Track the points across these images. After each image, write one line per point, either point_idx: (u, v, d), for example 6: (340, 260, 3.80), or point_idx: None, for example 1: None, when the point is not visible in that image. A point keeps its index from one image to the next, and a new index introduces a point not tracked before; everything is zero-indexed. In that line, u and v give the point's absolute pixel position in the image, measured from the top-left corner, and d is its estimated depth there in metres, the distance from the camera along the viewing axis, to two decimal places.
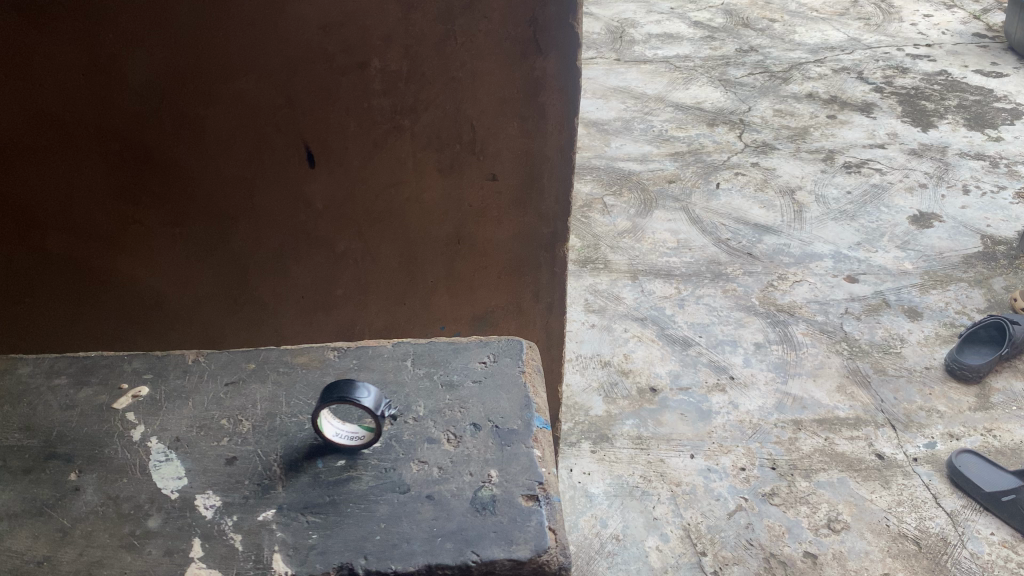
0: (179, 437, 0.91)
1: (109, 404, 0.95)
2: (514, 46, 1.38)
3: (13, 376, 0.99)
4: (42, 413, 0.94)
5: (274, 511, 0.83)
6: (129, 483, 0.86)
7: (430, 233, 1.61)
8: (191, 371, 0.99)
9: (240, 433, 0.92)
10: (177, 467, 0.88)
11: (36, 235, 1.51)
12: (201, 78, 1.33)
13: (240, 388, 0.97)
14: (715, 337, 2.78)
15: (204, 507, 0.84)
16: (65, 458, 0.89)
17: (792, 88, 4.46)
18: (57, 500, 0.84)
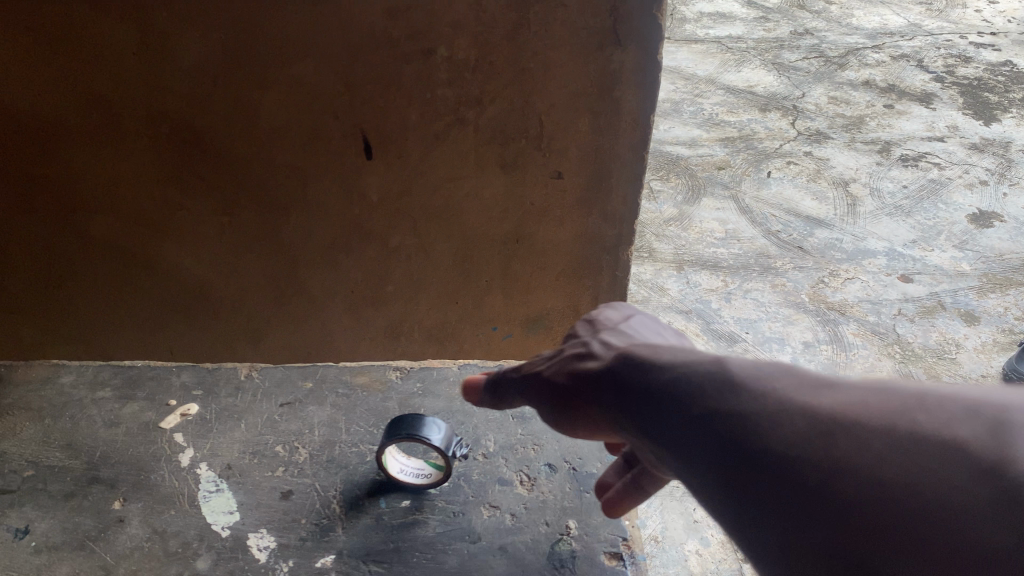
0: (231, 465, 0.88)
1: (156, 422, 0.93)
2: (591, 37, 1.28)
3: (56, 387, 0.98)
4: (89, 432, 0.92)
5: (333, 557, 0.79)
6: (177, 517, 0.82)
7: (488, 231, 1.52)
8: (244, 389, 0.98)
9: (296, 463, 0.89)
10: (228, 500, 0.85)
11: (80, 218, 1.45)
12: (258, 62, 1.25)
13: (296, 410, 0.95)
14: (762, 334, 2.68)
15: (258, 549, 0.80)
16: (110, 484, 0.86)
17: (849, 73, 4.25)
18: (101, 532, 0.81)
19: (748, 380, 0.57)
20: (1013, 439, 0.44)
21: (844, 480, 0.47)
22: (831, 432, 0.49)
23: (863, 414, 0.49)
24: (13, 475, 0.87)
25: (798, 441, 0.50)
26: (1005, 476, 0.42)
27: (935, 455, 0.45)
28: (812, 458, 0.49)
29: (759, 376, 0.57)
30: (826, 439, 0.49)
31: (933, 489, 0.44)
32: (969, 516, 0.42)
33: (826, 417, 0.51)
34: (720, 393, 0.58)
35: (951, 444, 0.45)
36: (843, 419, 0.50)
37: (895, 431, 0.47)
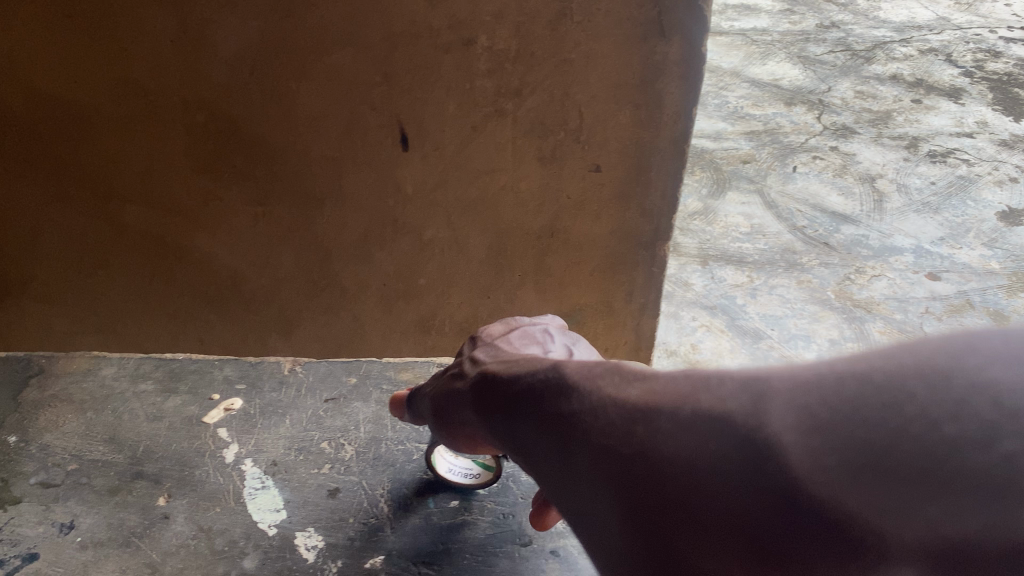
0: (277, 464, 0.91)
1: (201, 417, 0.99)
2: (635, 27, 1.25)
3: (98, 380, 1.05)
4: (134, 428, 0.98)
5: (383, 558, 0.80)
6: (223, 515, 0.85)
7: (523, 224, 1.50)
8: (288, 383, 1.04)
9: (343, 461, 0.92)
10: (274, 499, 0.87)
11: (113, 207, 1.43)
12: (296, 50, 1.23)
13: (341, 406, 1.00)
14: (787, 332, 2.62)
15: (306, 549, 0.81)
16: (154, 480, 0.90)
17: (876, 68, 4.17)
18: (146, 529, 0.84)
19: (579, 384, 0.67)
20: (771, 410, 0.49)
21: (643, 463, 0.56)
22: (635, 420, 0.58)
23: (655, 401, 0.58)
24: (59, 469, 0.92)
25: (611, 433, 0.60)
26: (766, 447, 0.48)
27: (696, 440, 0.53)
28: (621, 447, 0.58)
29: (586, 378, 0.67)
30: (628, 429, 0.59)
31: (710, 462, 0.51)
32: (739, 490, 0.49)
33: (633, 405, 0.59)
34: (557, 402, 0.68)
35: (725, 421, 0.51)
36: (642, 411, 0.58)
37: (677, 414, 0.55)
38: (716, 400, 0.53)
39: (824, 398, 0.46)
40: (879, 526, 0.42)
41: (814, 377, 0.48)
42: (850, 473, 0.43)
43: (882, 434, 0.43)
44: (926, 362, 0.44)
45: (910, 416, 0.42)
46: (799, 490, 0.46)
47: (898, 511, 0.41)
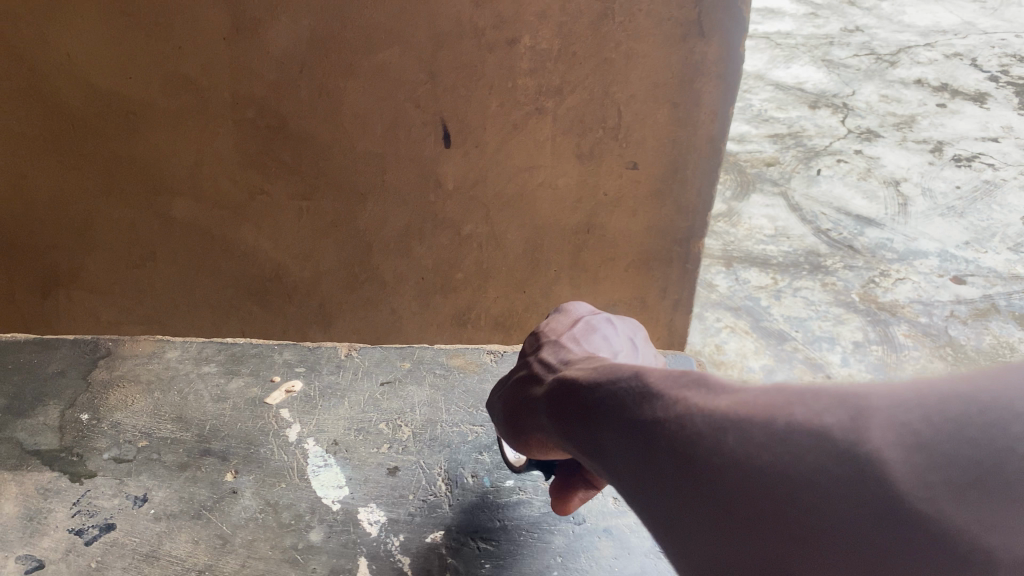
0: (337, 441, 1.05)
1: (261, 399, 1.14)
2: (675, 27, 1.28)
3: (162, 361, 1.21)
4: (200, 408, 1.11)
5: (441, 534, 0.92)
6: (289, 490, 0.97)
7: (561, 220, 1.53)
8: (344, 366, 1.20)
9: (400, 440, 1.05)
10: (336, 475, 0.99)
11: (161, 200, 1.46)
12: (344, 48, 1.26)
13: (398, 389, 1.15)
14: (812, 334, 2.67)
15: (368, 523, 0.93)
16: (220, 459, 1.02)
17: (900, 72, 4.16)
18: (217, 503, 0.95)
19: (662, 390, 0.61)
20: (870, 425, 0.44)
21: (734, 471, 0.49)
22: (722, 429, 0.51)
23: (746, 411, 0.51)
24: (130, 446, 1.05)
25: (697, 439, 0.53)
26: (864, 461, 0.43)
27: (800, 448, 0.46)
28: (707, 455, 0.51)
29: (671, 387, 0.60)
30: (716, 437, 0.51)
31: (805, 470, 0.45)
32: (843, 505, 0.43)
33: (723, 416, 0.52)
34: (635, 408, 0.62)
35: (825, 435, 0.46)
36: (729, 417, 0.52)
37: (759, 430, 0.49)
38: (813, 414, 0.47)
39: (924, 417, 0.43)
40: (989, 534, 0.39)
41: (912, 399, 0.45)
42: (957, 488, 0.40)
43: (983, 453, 0.41)
44: (1014, 384, 0.43)
45: (1013, 438, 0.40)
46: (907, 500, 0.41)
47: (1003, 528, 0.39)
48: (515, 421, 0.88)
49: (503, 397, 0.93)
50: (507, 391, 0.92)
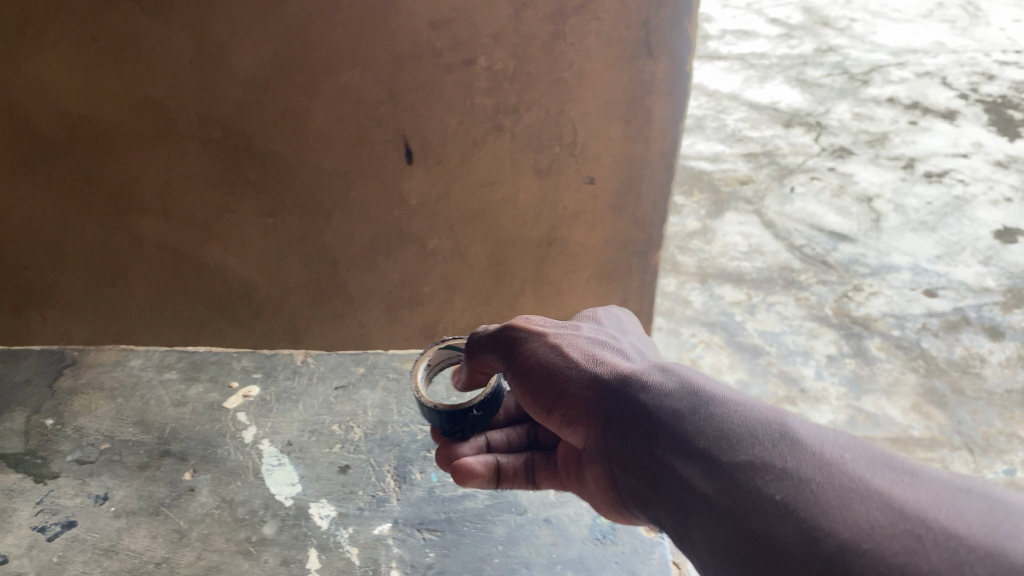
0: (291, 442, 1.36)
1: (222, 401, 1.45)
2: (625, 47, 1.34)
3: (127, 370, 1.51)
4: (161, 412, 1.43)
5: (390, 528, 1.21)
6: (244, 488, 1.27)
7: (522, 234, 1.58)
8: (299, 371, 1.52)
9: (352, 440, 1.37)
10: (290, 474, 1.30)
11: (132, 219, 1.51)
12: (307, 70, 1.32)
13: (349, 391, 1.48)
14: (786, 348, 2.69)
15: (320, 518, 1.23)
16: (179, 457, 1.33)
17: (873, 91, 4.21)
18: (173, 501, 1.25)
19: (817, 450, 0.74)
20: None
21: (894, 542, 0.63)
22: (897, 512, 0.65)
23: (930, 506, 0.65)
24: (94, 449, 1.35)
25: (864, 503, 0.67)
26: None
27: (979, 554, 0.59)
28: (871, 522, 0.65)
29: (823, 444, 0.75)
30: (889, 513, 0.65)
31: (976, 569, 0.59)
32: None
33: (896, 500, 0.66)
34: (779, 451, 0.76)
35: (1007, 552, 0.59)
36: (905, 508, 0.65)
37: (969, 555, 0.60)
38: (975, 519, 0.62)
39: None
40: None
41: None
42: None
43: None
44: None
45: None
46: None
47: None
48: (577, 397, 1.00)
49: (556, 365, 1.04)
50: (564, 362, 1.03)
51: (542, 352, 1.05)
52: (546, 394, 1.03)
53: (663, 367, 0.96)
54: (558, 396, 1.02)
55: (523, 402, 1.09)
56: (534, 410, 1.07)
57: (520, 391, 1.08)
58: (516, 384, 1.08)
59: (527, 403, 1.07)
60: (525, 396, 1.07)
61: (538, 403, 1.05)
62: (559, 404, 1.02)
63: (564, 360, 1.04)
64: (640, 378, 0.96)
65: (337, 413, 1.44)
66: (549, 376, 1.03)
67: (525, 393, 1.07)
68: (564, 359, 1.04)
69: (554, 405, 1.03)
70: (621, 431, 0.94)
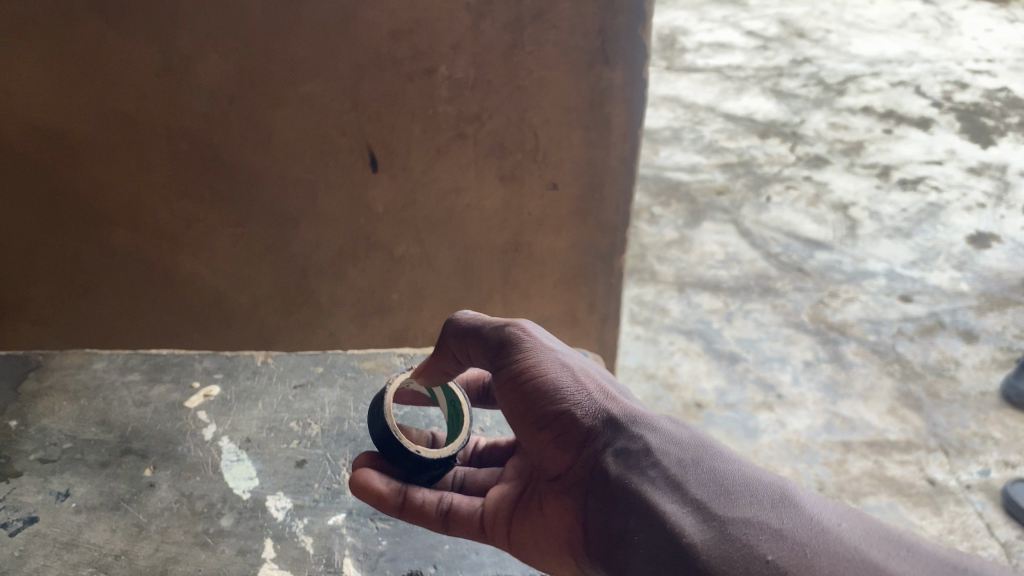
0: (249, 438, 1.29)
1: (184, 401, 1.36)
2: (582, 55, 1.39)
3: (89, 373, 1.40)
4: (123, 412, 1.33)
5: (344, 518, 1.16)
6: (201, 483, 1.21)
7: (488, 240, 1.61)
8: (258, 373, 1.43)
9: (308, 435, 1.30)
10: (247, 468, 1.24)
11: (101, 232, 1.54)
12: (271, 81, 1.35)
13: (307, 389, 1.40)
14: (763, 354, 2.64)
15: (276, 510, 1.17)
16: (140, 454, 1.25)
17: (848, 100, 4.25)
18: (134, 495, 1.18)
19: (819, 520, 0.81)
20: None
21: None
22: None
23: None
24: (56, 449, 1.26)
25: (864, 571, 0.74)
26: None
27: None
28: None
29: (824, 515, 0.82)
30: None
31: None
32: None
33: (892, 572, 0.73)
34: (783, 515, 0.82)
35: None
36: None
37: None
38: None
39: None
40: None
41: None
42: None
43: None
44: None
45: None
46: None
47: None
48: (581, 422, 0.99)
49: (565, 384, 1.01)
50: (573, 383, 1.01)
51: (555, 367, 1.01)
52: (547, 410, 1.00)
53: (665, 415, 0.99)
54: (551, 416, 1.01)
55: (508, 408, 1.04)
56: (520, 420, 1.03)
57: (513, 397, 1.02)
58: (509, 387, 1.02)
59: (516, 410, 1.03)
60: (519, 403, 1.02)
61: (532, 414, 1.01)
62: (551, 424, 1.01)
63: (572, 380, 1.01)
64: (646, 421, 0.98)
65: (295, 411, 1.36)
66: (559, 393, 1.00)
67: (519, 400, 1.02)
68: (572, 379, 1.02)
69: (549, 422, 1.00)
70: (619, 466, 0.95)
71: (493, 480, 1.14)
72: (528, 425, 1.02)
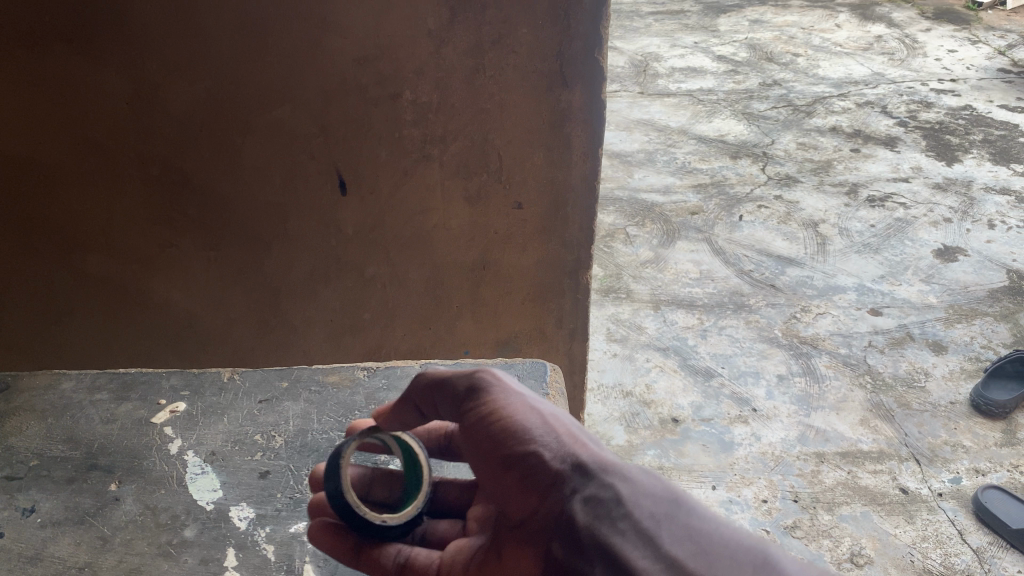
0: (214, 451, 1.33)
1: (149, 419, 1.40)
2: (542, 79, 1.42)
3: (59, 391, 1.46)
4: (89, 429, 1.38)
5: (304, 525, 1.19)
6: (166, 496, 1.26)
7: (457, 258, 1.64)
8: (226, 389, 1.46)
9: (272, 448, 1.33)
10: (212, 480, 1.28)
11: (77, 256, 1.58)
12: (240, 109, 1.39)
13: (272, 404, 1.43)
14: (737, 369, 2.63)
15: (239, 519, 1.21)
16: (106, 470, 1.30)
17: (816, 121, 4.32)
18: (98, 510, 1.24)
19: None
20: None
21: None
22: None
23: None
24: (22, 465, 1.32)
25: None
26: None
27: None
28: None
29: None
30: None
31: None
32: None
33: None
34: None
35: None
36: None
37: None
38: None
39: None
40: None
41: None
42: None
43: None
44: None
45: None
46: None
47: None
48: (546, 466, 0.84)
49: (531, 423, 0.86)
50: (541, 423, 0.86)
51: (522, 405, 0.87)
52: (509, 451, 0.85)
53: (640, 467, 0.86)
54: (512, 457, 0.85)
55: (464, 449, 0.88)
56: (476, 462, 0.87)
57: (472, 437, 0.87)
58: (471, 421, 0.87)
59: (472, 451, 0.87)
60: (478, 443, 0.86)
61: (491, 455, 0.86)
62: (512, 467, 0.84)
63: (539, 419, 0.86)
64: (617, 469, 0.85)
65: (260, 425, 1.39)
66: (524, 431, 0.85)
67: (479, 439, 0.87)
68: (539, 418, 0.86)
69: (509, 464, 0.85)
70: (587, 516, 0.81)
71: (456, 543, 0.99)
72: (484, 467, 0.87)
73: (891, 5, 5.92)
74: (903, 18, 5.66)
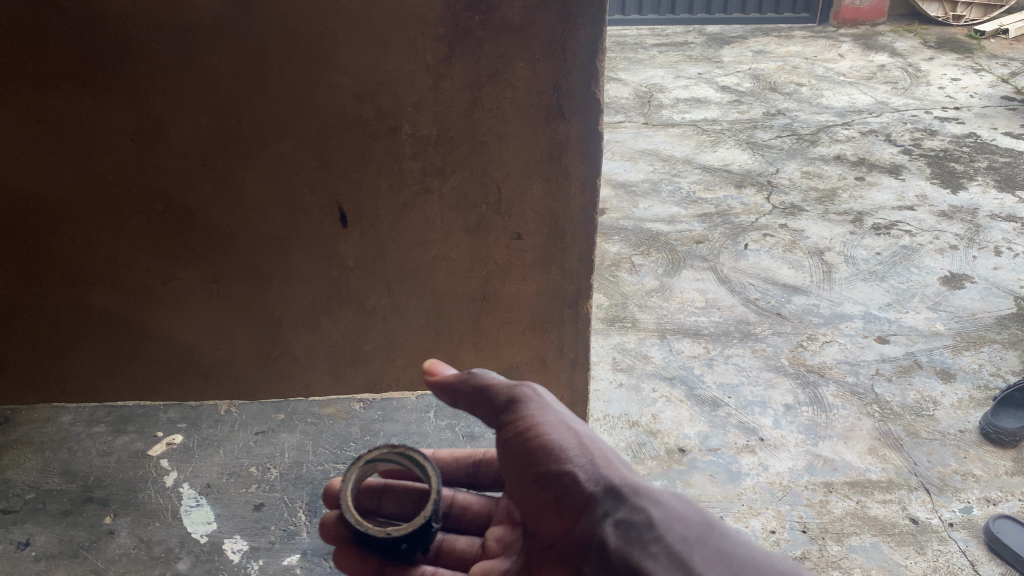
0: None
1: None
2: (538, 112, 1.42)
3: None
4: None
5: None
6: None
7: (457, 289, 1.64)
8: None
9: None
10: None
11: (80, 290, 1.59)
12: (241, 144, 1.40)
13: None
14: (744, 399, 2.61)
15: None
16: None
17: (820, 150, 4.33)
18: None
19: None
20: None
21: None
22: None
23: None
24: None
25: None
26: None
27: None
28: None
29: None
30: None
31: None
32: None
33: None
34: None
35: None
36: None
37: None
38: None
39: None
40: None
41: None
42: None
43: None
44: None
45: None
46: None
47: None
48: (583, 486, 1.04)
49: (569, 445, 1.05)
50: (577, 446, 1.06)
51: (561, 429, 1.06)
52: (549, 469, 1.05)
53: (668, 490, 1.04)
54: (552, 477, 1.05)
55: (512, 464, 1.09)
56: (522, 476, 1.09)
57: (519, 452, 1.07)
58: (515, 441, 1.07)
59: (520, 467, 1.08)
60: (523, 459, 1.07)
61: (536, 472, 1.07)
62: (553, 485, 1.06)
63: (574, 441, 1.06)
64: (646, 494, 1.03)
65: None
66: (563, 453, 1.05)
67: (525, 456, 1.07)
68: (574, 440, 1.06)
69: (550, 484, 1.06)
70: (619, 537, 1.00)
71: (475, 554, 1.17)
72: (529, 482, 1.08)
73: (895, 34, 5.96)
74: (906, 47, 5.69)
